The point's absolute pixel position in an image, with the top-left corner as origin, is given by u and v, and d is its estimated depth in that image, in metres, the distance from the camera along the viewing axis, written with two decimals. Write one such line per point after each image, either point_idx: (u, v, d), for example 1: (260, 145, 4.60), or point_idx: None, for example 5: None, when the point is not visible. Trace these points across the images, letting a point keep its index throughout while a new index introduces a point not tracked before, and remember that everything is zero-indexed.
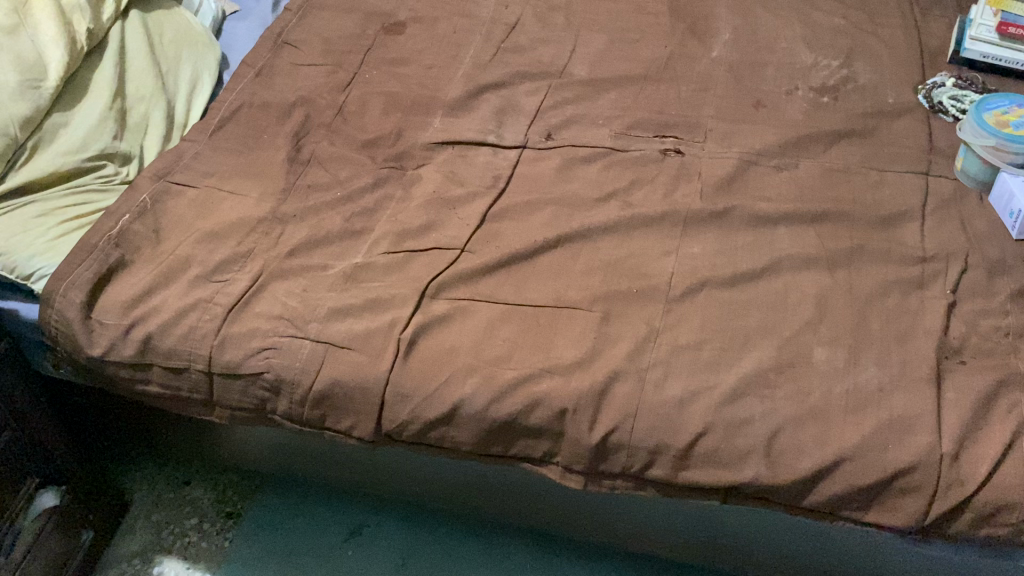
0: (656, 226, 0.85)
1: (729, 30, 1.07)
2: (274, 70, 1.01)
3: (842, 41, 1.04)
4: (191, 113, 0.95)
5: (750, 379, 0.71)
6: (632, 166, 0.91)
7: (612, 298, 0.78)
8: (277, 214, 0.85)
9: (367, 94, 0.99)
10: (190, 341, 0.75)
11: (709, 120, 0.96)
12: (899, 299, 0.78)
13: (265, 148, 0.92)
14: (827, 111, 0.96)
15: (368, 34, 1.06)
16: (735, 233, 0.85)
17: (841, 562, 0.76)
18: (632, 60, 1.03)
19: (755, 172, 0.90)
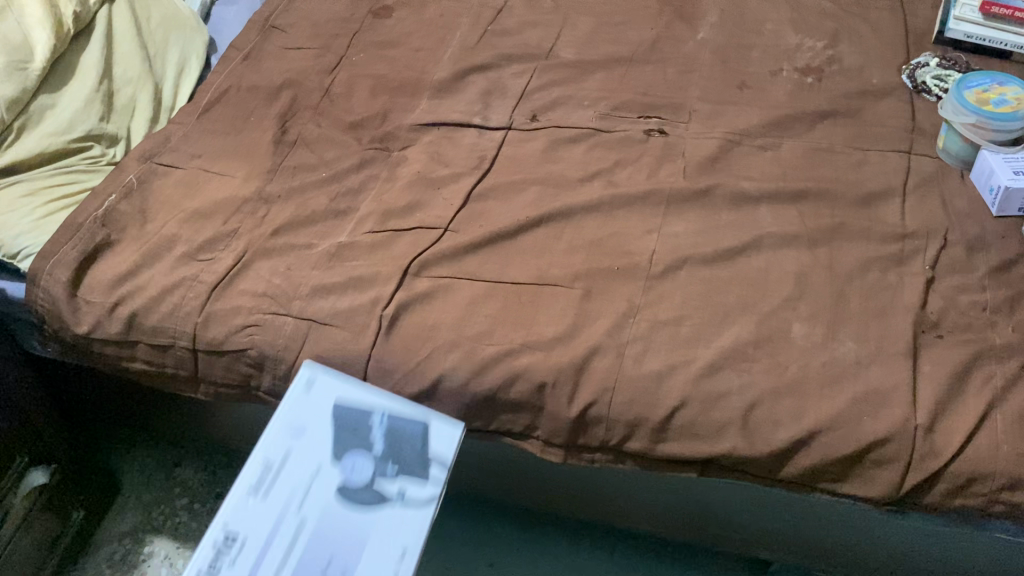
0: (639, 206, 0.86)
1: (716, 13, 1.07)
2: (262, 54, 1.02)
3: (828, 24, 1.05)
4: (179, 96, 0.96)
5: (728, 354, 0.72)
6: (616, 146, 0.92)
7: (594, 276, 0.79)
8: (263, 195, 0.86)
9: (355, 76, 0.99)
10: (174, 318, 0.76)
11: (693, 102, 0.96)
12: (878, 276, 0.79)
13: (251, 130, 0.93)
14: (812, 92, 0.96)
15: (356, 18, 1.07)
16: (717, 212, 0.85)
17: (819, 535, 0.77)
18: (619, 42, 1.03)
19: (739, 152, 0.91)
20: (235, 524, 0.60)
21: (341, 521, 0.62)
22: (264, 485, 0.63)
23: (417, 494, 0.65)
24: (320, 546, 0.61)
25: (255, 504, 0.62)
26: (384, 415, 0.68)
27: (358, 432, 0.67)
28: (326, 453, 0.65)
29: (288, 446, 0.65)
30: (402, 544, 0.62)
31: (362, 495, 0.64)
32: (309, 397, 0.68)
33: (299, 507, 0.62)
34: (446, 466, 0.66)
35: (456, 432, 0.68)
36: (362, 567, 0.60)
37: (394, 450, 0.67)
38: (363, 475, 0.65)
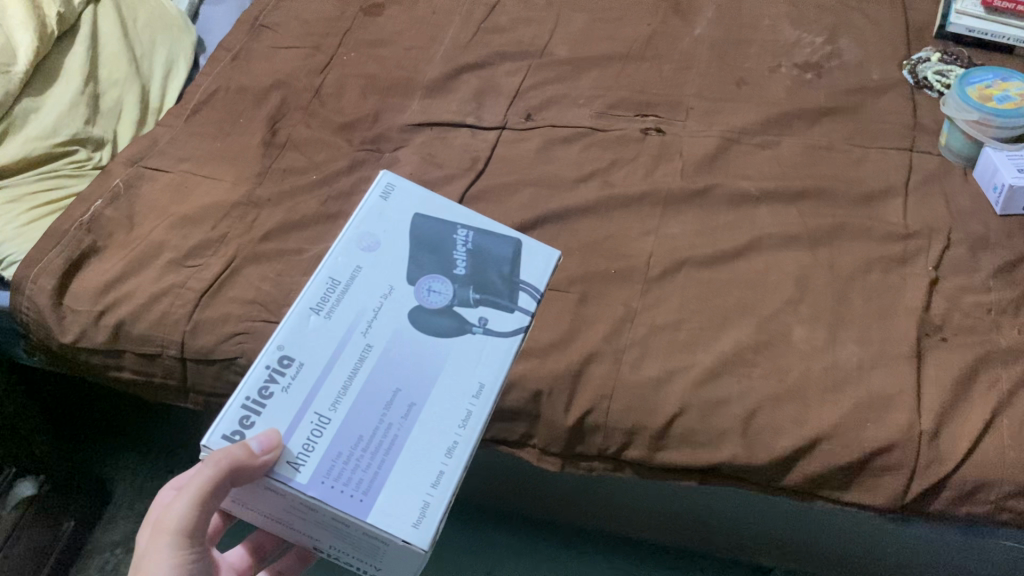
0: (636, 207, 0.84)
1: (712, 8, 1.05)
2: (251, 54, 1.00)
3: (827, 18, 1.03)
4: (167, 98, 0.94)
5: (728, 359, 0.70)
6: (612, 146, 0.90)
7: (590, 280, 0.77)
8: (252, 199, 0.84)
9: (345, 76, 0.98)
10: (162, 326, 0.74)
11: (691, 99, 0.94)
12: (880, 277, 0.77)
13: (240, 133, 0.91)
14: (811, 88, 0.95)
15: (346, 16, 1.05)
16: (715, 213, 0.84)
17: (835, 545, 0.75)
18: (614, 38, 1.01)
19: (737, 150, 0.89)
20: (289, 344, 0.62)
21: (411, 340, 0.64)
22: (329, 302, 0.65)
23: (503, 323, 0.67)
24: (388, 372, 0.63)
25: (319, 321, 0.64)
26: (470, 230, 0.72)
27: (441, 251, 0.70)
28: (402, 270, 0.68)
29: (361, 258, 0.68)
30: (479, 380, 0.63)
31: (440, 318, 0.66)
32: (387, 202, 0.71)
33: (367, 330, 0.64)
34: (534, 293, 0.70)
35: (551, 258, 0.73)
36: (427, 404, 0.62)
37: (478, 266, 0.70)
38: (442, 296, 0.67)
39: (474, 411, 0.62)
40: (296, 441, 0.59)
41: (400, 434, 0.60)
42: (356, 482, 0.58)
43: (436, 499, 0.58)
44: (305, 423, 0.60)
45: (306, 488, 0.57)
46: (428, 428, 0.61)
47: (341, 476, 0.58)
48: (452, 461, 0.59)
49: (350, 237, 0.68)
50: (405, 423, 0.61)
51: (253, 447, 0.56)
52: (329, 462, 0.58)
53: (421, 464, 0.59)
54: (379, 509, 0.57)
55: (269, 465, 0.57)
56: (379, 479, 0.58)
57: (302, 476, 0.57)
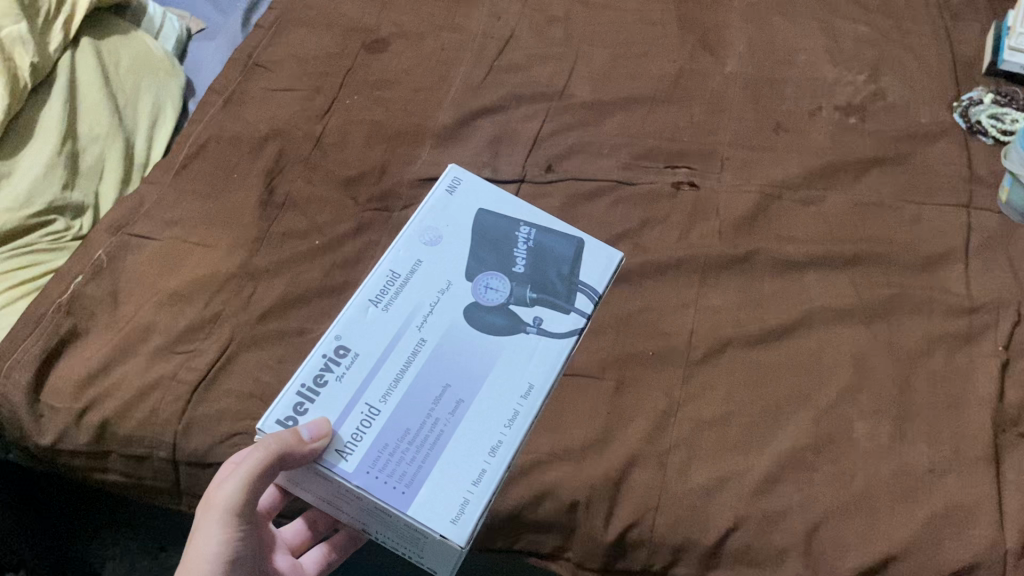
0: (672, 274, 0.76)
1: (743, 41, 0.97)
2: (245, 97, 0.92)
3: (867, 53, 0.95)
4: (153, 152, 0.86)
5: (785, 462, 0.64)
6: (642, 202, 0.83)
7: (627, 362, 0.70)
8: (248, 269, 0.76)
9: (349, 122, 0.90)
10: (152, 425, 0.67)
11: (726, 147, 0.86)
12: (945, 359, 0.70)
13: (235, 190, 0.83)
14: (856, 135, 0.87)
15: (347, 53, 0.97)
16: (760, 280, 0.76)
17: None
18: (639, 77, 0.93)
19: (780, 207, 0.81)
20: (347, 335, 0.69)
21: (462, 336, 0.70)
22: (387, 296, 0.72)
23: (557, 325, 0.72)
24: (438, 367, 0.68)
25: (377, 313, 0.71)
26: (532, 229, 0.78)
27: (502, 248, 0.76)
28: (460, 269, 0.74)
29: (422, 256, 0.75)
30: (528, 381, 0.68)
31: (493, 316, 0.72)
32: (452, 199, 0.79)
33: (421, 325, 0.71)
34: (592, 295, 0.74)
35: (613, 260, 0.76)
36: (475, 401, 0.67)
37: (536, 264, 0.75)
38: (497, 294, 0.73)
39: (521, 412, 0.66)
40: (345, 431, 0.65)
41: (446, 430, 0.65)
42: (400, 475, 0.63)
43: (474, 496, 0.62)
44: (355, 413, 0.65)
45: (352, 477, 0.63)
46: (473, 425, 0.66)
47: (386, 467, 0.63)
48: (495, 460, 0.64)
49: (415, 236, 0.76)
50: (451, 420, 0.66)
51: (303, 435, 0.62)
52: (375, 453, 0.64)
53: (464, 460, 0.64)
54: (419, 502, 0.62)
55: (319, 451, 0.63)
56: (422, 472, 0.63)
57: (349, 465, 0.63)
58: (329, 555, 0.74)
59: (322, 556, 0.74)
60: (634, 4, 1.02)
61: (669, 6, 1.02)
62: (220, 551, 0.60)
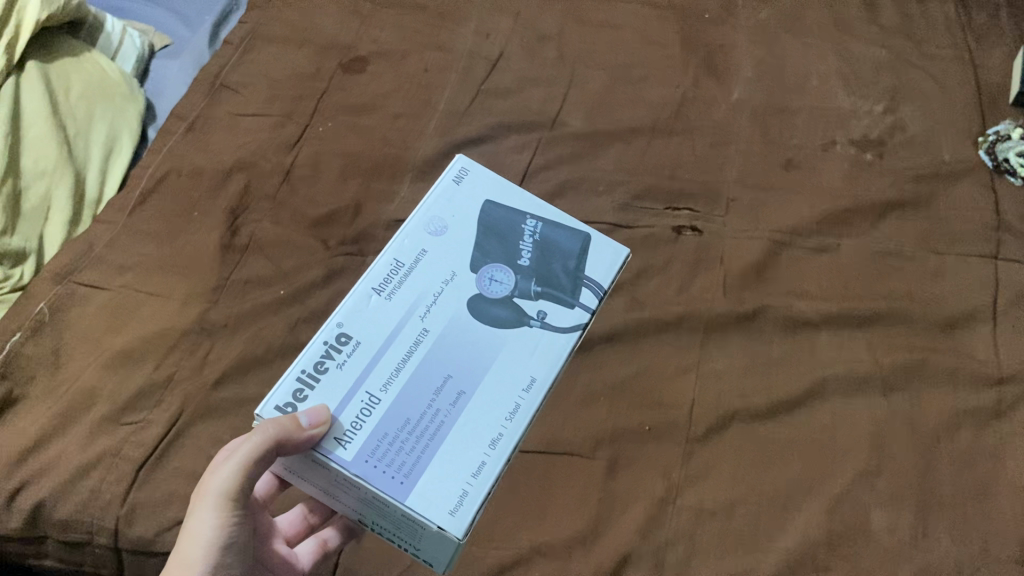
0: (671, 335, 0.70)
1: (751, 65, 0.90)
2: (210, 123, 0.85)
3: (884, 79, 0.88)
4: (107, 188, 0.79)
5: (795, 561, 0.58)
6: (640, 248, 0.76)
7: (619, 440, 0.63)
8: (205, 324, 0.69)
9: (321, 152, 0.82)
10: (91, 509, 0.60)
11: (732, 187, 0.79)
12: (973, 436, 0.63)
13: (194, 231, 0.76)
14: (872, 174, 0.80)
15: (323, 73, 0.89)
16: (769, 343, 0.69)
17: None
18: (638, 106, 0.86)
19: (789, 257, 0.75)
20: (350, 322, 0.59)
21: (467, 325, 0.60)
22: (391, 282, 0.61)
23: (561, 318, 0.62)
24: (443, 357, 0.58)
25: (379, 301, 0.60)
26: (540, 219, 0.67)
27: (509, 238, 0.65)
28: (466, 255, 0.63)
29: (427, 241, 0.64)
30: (532, 374, 0.59)
31: (499, 306, 0.61)
32: (459, 187, 0.67)
33: (424, 314, 0.60)
34: (597, 291, 0.64)
35: (620, 257, 0.66)
36: (478, 393, 0.57)
37: (544, 258, 0.65)
38: (504, 285, 0.62)
39: (523, 405, 0.57)
40: (345, 419, 0.55)
41: (447, 419, 0.56)
42: (399, 464, 0.54)
43: (475, 490, 0.53)
44: (355, 401, 0.56)
45: (348, 464, 0.53)
46: (476, 419, 0.56)
47: (386, 456, 0.54)
48: (496, 451, 0.55)
49: (421, 218, 0.65)
50: (452, 411, 0.56)
51: (301, 421, 0.53)
52: (374, 442, 0.54)
53: (465, 453, 0.55)
54: (418, 492, 0.53)
55: (315, 439, 0.53)
56: (421, 462, 0.54)
57: (346, 453, 0.54)
58: (327, 544, 0.63)
59: (319, 545, 0.63)
60: (633, 22, 0.95)
61: (671, 24, 0.94)
62: (215, 536, 0.55)
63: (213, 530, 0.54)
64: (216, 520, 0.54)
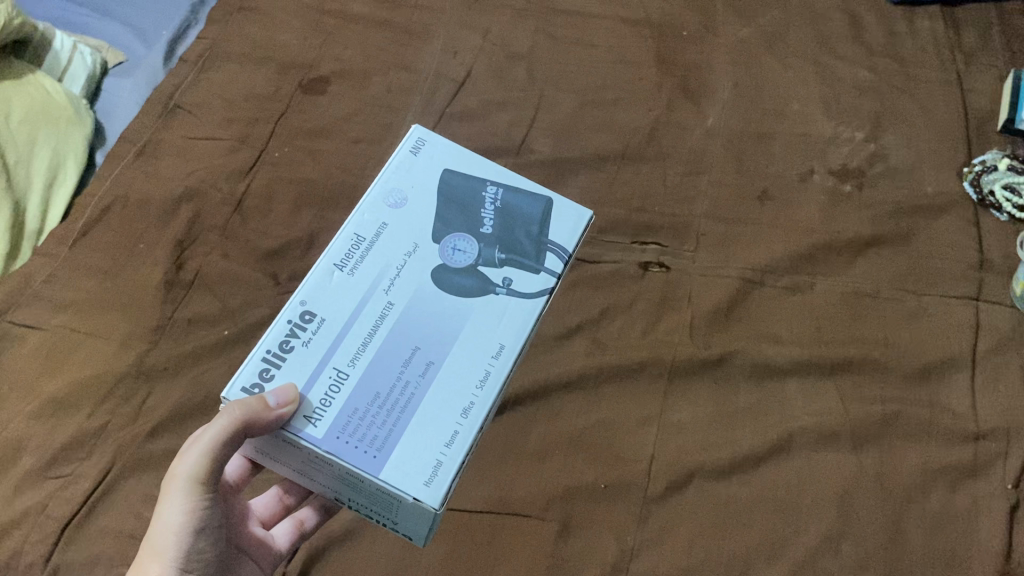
0: (632, 381, 0.66)
1: (728, 87, 0.87)
2: (161, 147, 0.81)
3: (866, 104, 0.85)
4: (50, 219, 0.76)
5: None
6: (604, 285, 0.72)
7: (572, 498, 0.61)
8: (143, 368, 0.66)
9: (276, 180, 0.79)
10: (12, 571, 0.58)
11: (702, 220, 0.76)
12: (945, 498, 0.60)
13: (137, 265, 0.73)
14: (850, 207, 0.77)
15: (282, 93, 0.86)
16: (735, 392, 0.66)
17: None
18: (608, 132, 0.83)
19: (760, 297, 0.71)
20: (314, 300, 0.57)
21: (433, 296, 0.58)
22: (353, 257, 0.59)
23: (527, 284, 0.61)
24: (409, 328, 0.57)
25: (341, 277, 0.58)
26: (500, 186, 0.65)
27: (470, 207, 0.64)
28: (428, 226, 0.62)
29: (388, 214, 0.62)
30: (499, 341, 0.58)
31: (464, 275, 0.60)
32: (417, 159, 0.65)
33: (388, 287, 0.58)
34: (562, 254, 0.63)
35: (582, 219, 0.65)
36: (446, 362, 0.56)
37: (506, 225, 0.63)
38: (467, 255, 0.61)
39: (492, 373, 0.56)
40: (314, 397, 0.54)
41: (416, 392, 0.55)
42: (371, 438, 0.53)
43: (449, 458, 0.53)
44: (322, 377, 0.54)
45: (319, 442, 0.52)
46: (447, 389, 0.55)
47: (357, 431, 0.53)
48: (468, 420, 0.54)
49: (381, 191, 0.63)
50: (421, 383, 0.55)
51: (269, 401, 0.51)
52: (345, 418, 0.53)
53: (435, 423, 0.54)
54: (393, 465, 0.52)
55: (285, 418, 0.52)
56: (394, 435, 0.53)
57: (317, 430, 0.53)
58: (305, 525, 0.60)
59: (297, 525, 0.60)
60: (608, 39, 0.91)
61: (647, 42, 0.91)
62: (186, 523, 0.52)
63: (183, 515, 0.52)
64: (187, 504, 0.52)
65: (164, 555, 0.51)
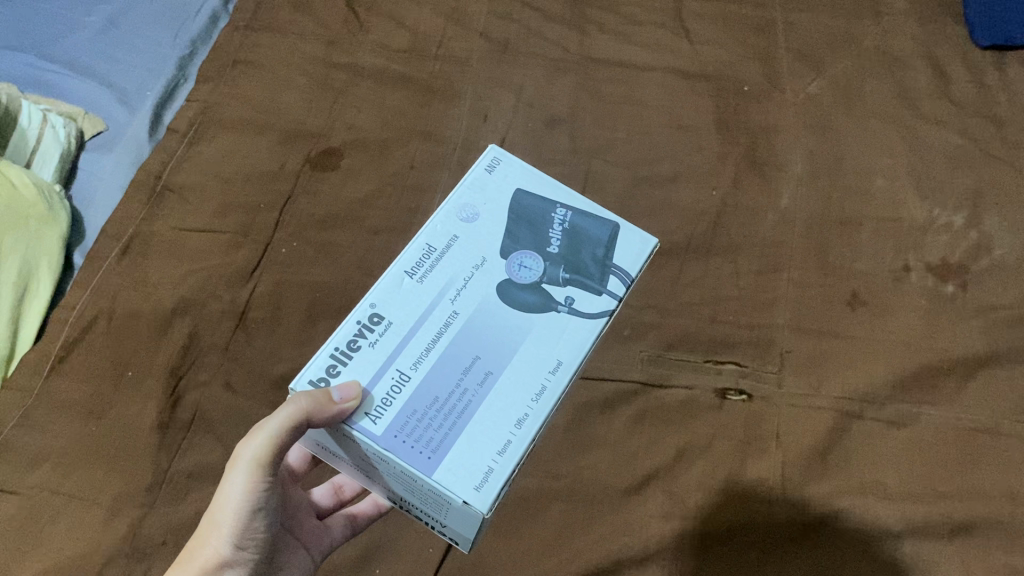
0: (720, 552, 0.56)
1: (802, 157, 0.75)
2: (149, 242, 0.70)
3: (962, 178, 0.74)
4: (21, 340, 0.65)
5: None
6: (676, 418, 0.62)
7: None
8: (138, 542, 0.56)
9: (286, 284, 0.68)
10: None
11: (785, 334, 0.65)
12: None
13: (127, 400, 0.62)
14: (955, 314, 0.66)
15: (287, 170, 0.74)
16: (842, 563, 0.56)
17: None
18: (667, 217, 0.72)
19: (861, 432, 0.61)
20: (385, 304, 0.51)
21: (498, 306, 0.52)
22: (424, 265, 0.53)
23: (589, 305, 0.54)
24: (473, 334, 0.51)
25: (411, 285, 0.52)
26: (568, 209, 0.58)
27: (538, 226, 0.57)
28: (497, 238, 0.55)
29: (459, 226, 0.56)
30: (558, 357, 0.51)
31: (528, 290, 0.53)
32: (491, 179, 0.58)
33: (455, 296, 0.52)
34: (625, 279, 0.56)
35: (647, 249, 0.57)
36: (507, 371, 0.50)
37: (573, 246, 0.57)
38: (533, 271, 0.54)
39: (550, 387, 0.50)
40: (378, 392, 0.48)
41: (473, 402, 0.49)
42: (426, 438, 0.47)
43: (502, 465, 0.47)
44: (384, 376, 0.49)
45: (375, 439, 0.47)
46: (506, 401, 0.49)
47: (414, 431, 0.47)
48: (522, 430, 0.48)
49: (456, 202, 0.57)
50: (480, 392, 0.49)
51: (332, 394, 0.47)
52: (403, 416, 0.48)
53: (491, 428, 0.48)
54: (447, 466, 0.46)
55: (347, 414, 0.47)
56: (450, 438, 0.47)
57: (375, 426, 0.47)
58: (358, 517, 0.58)
59: (349, 517, 0.58)
60: (660, 97, 0.80)
61: (704, 101, 0.79)
62: (246, 502, 0.49)
63: (243, 495, 0.49)
64: (248, 484, 0.48)
65: (222, 527, 0.48)
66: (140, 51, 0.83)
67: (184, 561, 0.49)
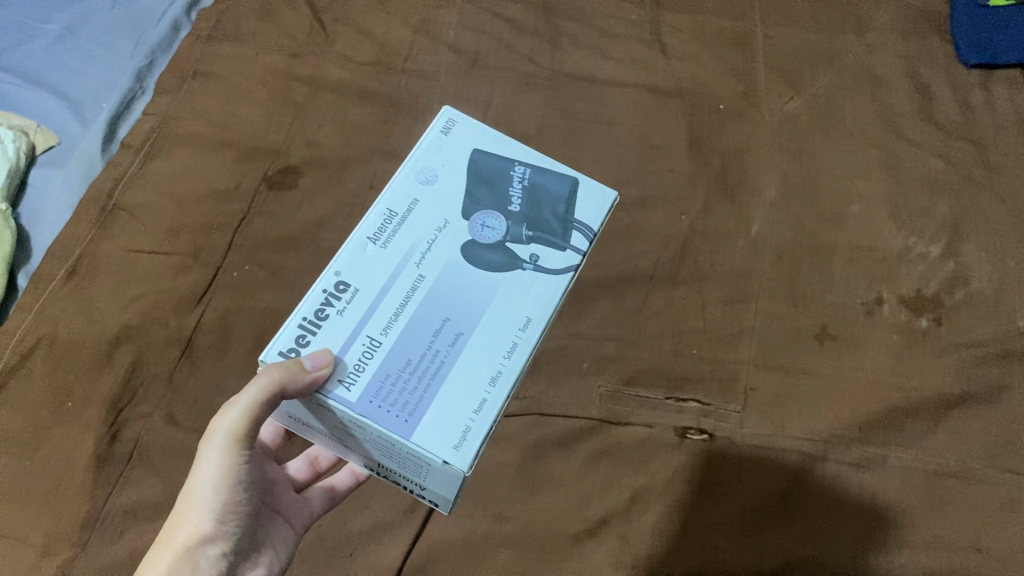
0: None
1: (775, 180, 0.73)
2: (96, 265, 0.67)
3: (942, 205, 0.71)
4: None
5: None
6: (633, 458, 0.60)
7: None
8: None
9: (236, 310, 0.66)
10: None
11: (749, 370, 0.63)
12: None
13: (65, 434, 0.60)
14: (927, 351, 0.64)
15: (243, 189, 0.72)
16: None
17: None
18: (634, 243, 0.69)
19: (824, 476, 0.59)
20: (353, 273, 0.49)
21: (465, 267, 0.50)
22: (386, 230, 0.51)
23: (555, 261, 0.52)
24: (442, 296, 0.49)
25: (374, 251, 0.50)
26: (526, 166, 0.56)
27: (496, 185, 0.55)
28: (456, 198, 0.53)
29: (419, 190, 0.53)
30: (526, 313, 0.50)
31: (493, 250, 0.51)
32: (447, 140, 0.56)
33: (420, 260, 0.50)
34: (588, 234, 0.54)
35: (608, 201, 0.56)
36: (478, 331, 0.49)
37: (533, 204, 0.55)
38: (496, 231, 0.52)
39: (520, 343, 0.49)
40: (349, 358, 0.46)
41: (446, 364, 0.47)
42: (403, 401, 0.45)
43: (480, 424, 0.46)
44: (354, 343, 0.47)
45: (350, 406, 0.45)
46: (479, 361, 0.48)
47: (390, 394, 0.45)
48: (497, 387, 0.47)
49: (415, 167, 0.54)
50: (453, 353, 0.48)
51: (304, 364, 0.45)
52: (377, 381, 0.46)
53: (468, 387, 0.47)
54: (427, 427, 0.45)
55: (320, 383, 0.45)
56: (427, 399, 0.46)
57: (348, 392, 0.45)
58: (337, 488, 0.57)
59: (329, 489, 0.56)
60: (632, 116, 0.77)
61: (677, 120, 0.77)
62: (224, 479, 0.47)
63: (220, 470, 0.47)
64: (225, 459, 0.47)
65: (201, 506, 0.47)
66: (98, 60, 0.80)
67: (164, 543, 0.47)
